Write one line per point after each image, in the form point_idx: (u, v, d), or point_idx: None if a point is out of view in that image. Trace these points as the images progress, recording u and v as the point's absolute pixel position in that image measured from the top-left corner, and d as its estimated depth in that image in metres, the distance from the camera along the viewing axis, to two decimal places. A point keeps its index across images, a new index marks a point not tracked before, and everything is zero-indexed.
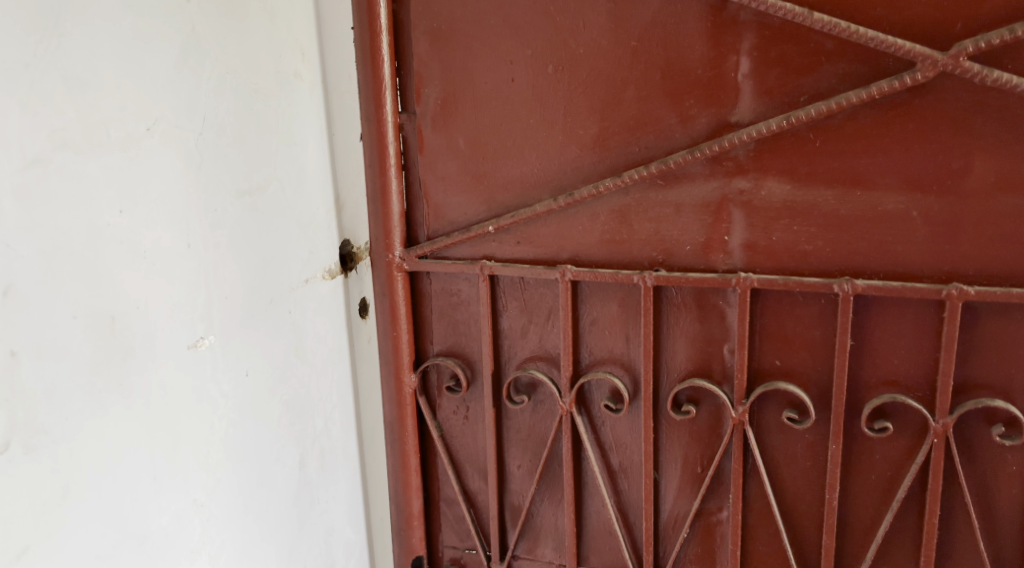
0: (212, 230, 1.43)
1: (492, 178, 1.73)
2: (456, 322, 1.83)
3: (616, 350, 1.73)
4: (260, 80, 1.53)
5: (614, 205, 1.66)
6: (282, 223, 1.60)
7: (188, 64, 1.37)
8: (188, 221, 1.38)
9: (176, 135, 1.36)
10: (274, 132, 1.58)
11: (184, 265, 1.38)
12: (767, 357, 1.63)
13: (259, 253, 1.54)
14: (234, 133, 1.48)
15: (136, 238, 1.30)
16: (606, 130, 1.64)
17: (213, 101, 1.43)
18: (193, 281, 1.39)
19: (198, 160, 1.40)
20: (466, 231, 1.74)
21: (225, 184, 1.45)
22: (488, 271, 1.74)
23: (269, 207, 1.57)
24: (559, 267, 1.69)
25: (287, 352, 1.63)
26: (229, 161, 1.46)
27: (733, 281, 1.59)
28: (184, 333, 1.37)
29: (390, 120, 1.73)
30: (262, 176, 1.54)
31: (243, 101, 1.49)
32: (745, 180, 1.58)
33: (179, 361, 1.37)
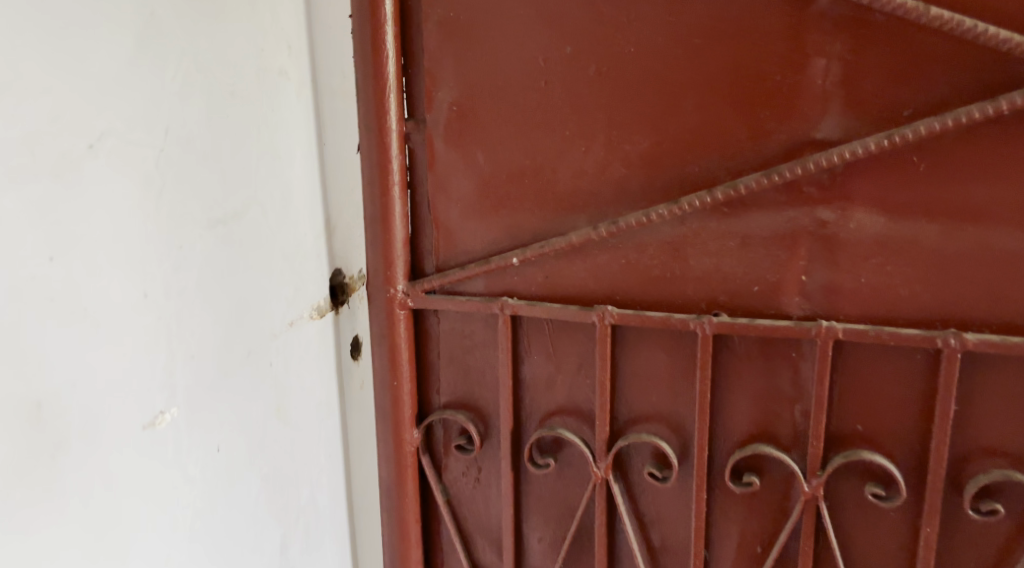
0: (177, 271, 1.12)
1: (515, 201, 1.43)
2: (467, 369, 1.53)
3: (661, 406, 1.45)
4: (237, 80, 1.23)
5: (666, 236, 1.38)
6: (263, 257, 1.30)
7: (144, 60, 1.07)
8: (143, 265, 1.07)
9: (129, 152, 1.05)
10: (254, 145, 1.27)
11: (142, 322, 1.07)
12: (846, 421, 1.38)
13: (235, 297, 1.24)
14: (205, 147, 1.17)
15: (72, 293, 0.99)
16: (659, 146, 1.35)
17: (178, 106, 1.12)
18: (150, 341, 1.08)
19: (158, 186, 1.09)
20: (484, 264, 1.44)
21: (195, 213, 1.15)
22: (509, 311, 1.45)
23: (246, 238, 1.26)
24: (596, 309, 1.41)
25: (269, 414, 1.33)
26: (198, 182, 1.16)
27: (813, 331, 1.33)
28: (138, 410, 1.07)
29: (395, 130, 1.42)
30: (238, 201, 1.24)
31: (215, 105, 1.19)
32: (829, 211, 1.31)
33: (130, 450, 1.06)
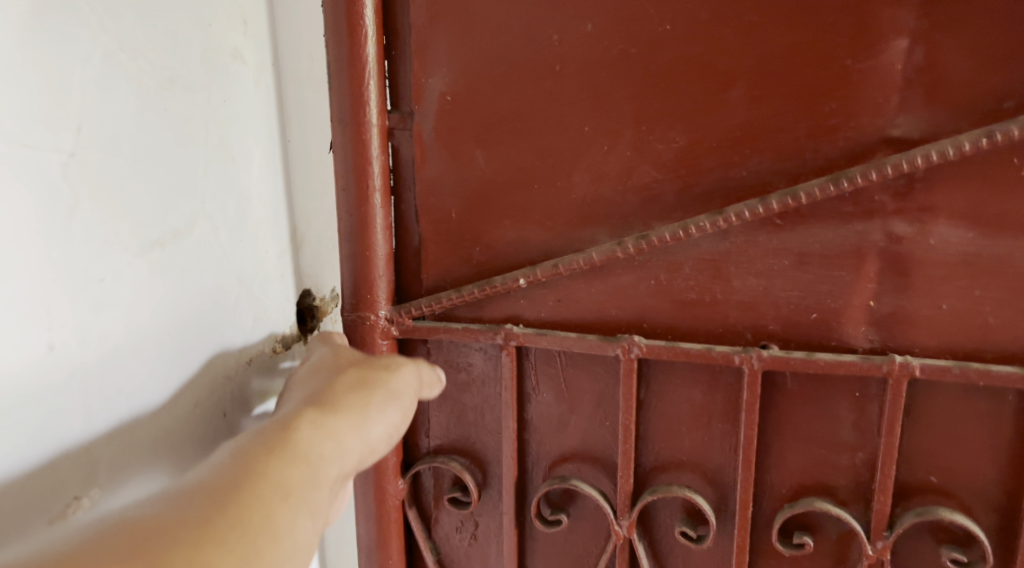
0: (98, 307, 0.95)
1: (522, 211, 1.18)
2: (462, 409, 1.29)
3: (696, 454, 1.21)
4: (176, 66, 1.03)
5: (705, 252, 1.15)
6: (215, 282, 1.10)
7: (47, 42, 0.89)
8: (50, 303, 0.90)
9: (30, 161, 0.88)
10: (203, 145, 1.07)
11: (51, 375, 0.91)
12: (917, 471, 1.16)
13: (176, 332, 1.04)
14: (134, 152, 0.98)
15: None
16: (698, 145, 1.12)
17: (94, 100, 0.94)
18: (63, 393, 0.92)
19: (69, 203, 0.92)
20: (484, 286, 1.19)
21: (121, 232, 0.97)
22: (514, 341, 1.21)
23: (191, 260, 1.06)
24: (621, 340, 1.17)
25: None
26: (123, 193, 0.97)
27: (885, 368, 1.10)
28: (43, 497, 0.91)
29: (376, 124, 1.17)
30: (180, 216, 1.04)
31: (146, 98, 0.99)
32: (906, 224, 1.09)
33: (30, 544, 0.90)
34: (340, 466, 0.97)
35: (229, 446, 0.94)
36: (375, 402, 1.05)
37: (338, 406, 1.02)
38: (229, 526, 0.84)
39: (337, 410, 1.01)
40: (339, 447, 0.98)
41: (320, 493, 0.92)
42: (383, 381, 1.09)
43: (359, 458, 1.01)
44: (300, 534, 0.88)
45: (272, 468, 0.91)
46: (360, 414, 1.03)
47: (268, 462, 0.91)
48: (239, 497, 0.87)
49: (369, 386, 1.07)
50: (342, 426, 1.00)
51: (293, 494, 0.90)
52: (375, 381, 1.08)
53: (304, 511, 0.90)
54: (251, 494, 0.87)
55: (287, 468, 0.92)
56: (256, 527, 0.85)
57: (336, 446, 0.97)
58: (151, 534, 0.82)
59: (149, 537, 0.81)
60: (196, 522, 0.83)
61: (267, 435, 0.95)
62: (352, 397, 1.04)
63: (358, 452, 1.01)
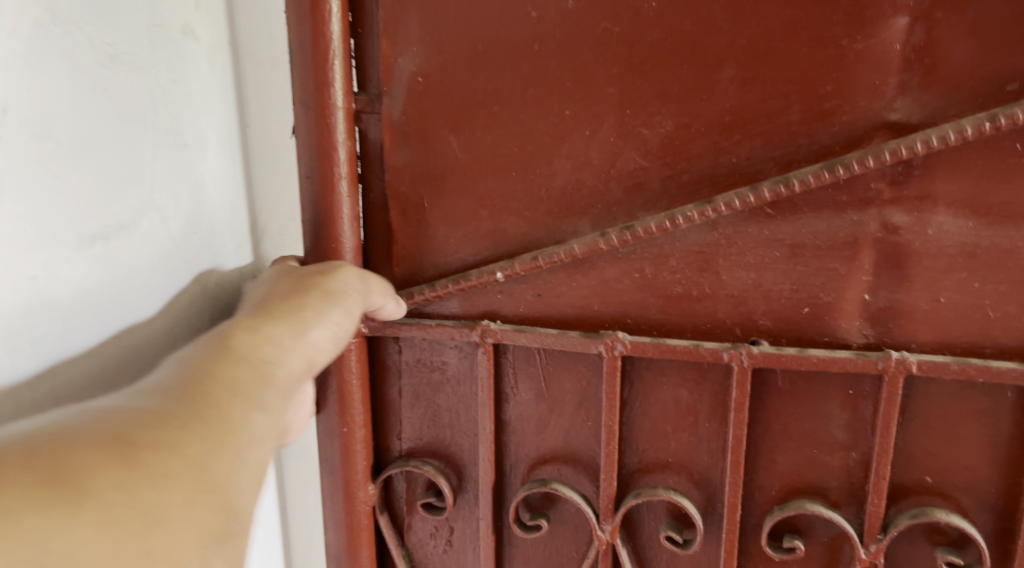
0: (34, 306, 0.89)
1: (499, 200, 1.12)
2: (436, 409, 1.22)
3: (681, 454, 1.16)
4: (120, 40, 0.96)
5: (692, 244, 1.09)
6: (166, 277, 1.03)
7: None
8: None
9: None
10: (151, 129, 1.00)
11: None
12: (912, 471, 1.12)
13: (121, 330, 0.98)
14: (70, 137, 0.92)
15: None
16: (685, 130, 1.06)
17: (23, 80, 0.87)
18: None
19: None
20: (459, 280, 1.13)
21: (56, 223, 0.91)
22: (491, 339, 1.14)
23: (139, 253, 0.99)
24: (604, 336, 1.11)
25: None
26: (57, 181, 0.91)
27: (881, 365, 1.05)
28: None
29: (341, 107, 1.09)
30: (125, 206, 0.97)
31: (84, 78, 0.92)
32: (904, 214, 1.04)
33: None
34: (289, 366, 0.97)
35: (174, 357, 0.91)
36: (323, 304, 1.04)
37: (284, 313, 1.01)
38: (186, 416, 0.83)
39: (284, 315, 1.00)
40: (282, 349, 0.97)
41: (270, 392, 0.91)
42: (330, 282, 1.06)
43: (304, 362, 1.00)
44: (258, 426, 0.87)
45: (221, 369, 0.89)
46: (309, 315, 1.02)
47: (215, 364, 0.89)
48: (191, 394, 0.85)
49: (314, 289, 1.04)
50: (288, 329, 0.99)
51: (243, 392, 0.89)
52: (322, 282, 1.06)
53: (259, 406, 0.89)
54: (202, 390, 0.86)
55: (235, 367, 0.91)
56: (213, 421, 0.84)
57: (276, 349, 0.97)
58: (110, 426, 0.79)
59: (108, 431, 0.79)
60: (156, 419, 0.81)
61: (209, 343, 0.93)
62: (300, 299, 1.03)
63: (307, 351, 1.00)
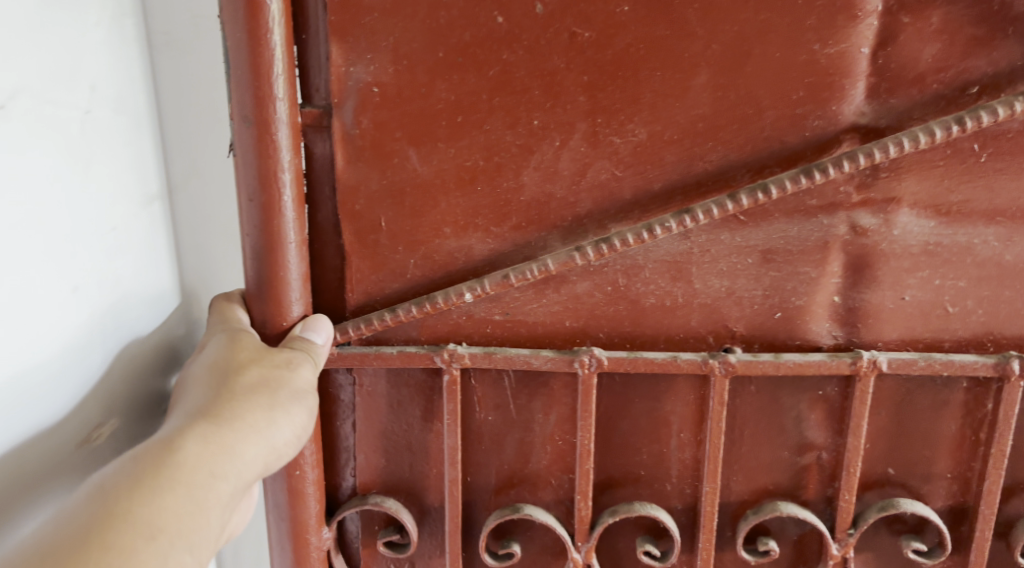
0: (101, 277, 0.99)
1: (464, 215, 1.05)
2: (396, 441, 1.14)
3: (654, 466, 1.14)
4: (172, 27, 1.06)
5: (666, 254, 1.07)
6: (209, 238, 1.13)
7: (61, 6, 0.93)
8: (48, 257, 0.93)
9: (47, 115, 0.92)
10: (196, 106, 1.09)
11: (71, 314, 0.96)
12: (877, 465, 1.14)
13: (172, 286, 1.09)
14: (140, 112, 1.05)
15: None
16: (658, 138, 1.02)
17: (106, 64, 0.99)
18: (79, 340, 0.97)
19: (84, 155, 0.96)
20: (425, 303, 1.06)
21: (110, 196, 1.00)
22: (459, 363, 1.08)
23: (192, 215, 1.12)
24: (579, 353, 1.07)
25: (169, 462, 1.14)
26: (114, 156, 1.01)
27: (854, 367, 1.07)
28: (73, 421, 0.98)
29: (286, 125, 0.99)
30: (180, 173, 1.10)
31: (155, 66, 1.07)
32: (871, 216, 1.05)
33: (61, 468, 0.97)
34: (232, 480, 0.93)
35: (105, 474, 0.87)
36: (276, 405, 0.99)
37: (231, 418, 0.95)
38: None
39: (231, 423, 0.95)
40: (233, 459, 0.93)
41: (202, 525, 0.88)
42: (282, 379, 1.00)
43: (259, 465, 0.97)
44: None
45: (143, 506, 0.85)
46: (259, 423, 0.97)
47: (138, 500, 0.85)
48: (101, 546, 0.81)
49: (272, 388, 0.99)
50: (234, 439, 0.94)
51: (164, 532, 0.85)
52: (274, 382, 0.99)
53: (182, 544, 0.86)
54: (115, 541, 0.82)
55: (160, 501, 0.86)
56: None
57: (225, 461, 0.93)
58: None
59: None
60: None
61: (140, 464, 0.88)
62: (250, 404, 0.97)
63: (255, 462, 0.96)
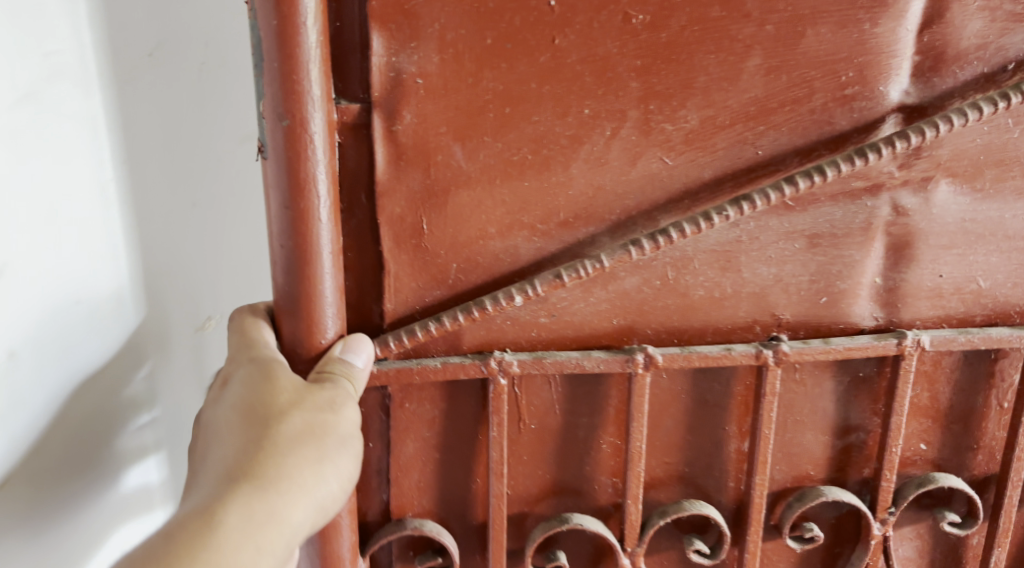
0: (215, 202, 1.06)
1: (511, 213, 0.98)
2: (434, 461, 1.05)
3: (701, 462, 1.11)
4: None
5: (716, 244, 1.03)
6: None
7: None
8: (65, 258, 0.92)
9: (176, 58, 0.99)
10: None
11: (192, 229, 1.05)
12: (912, 442, 1.15)
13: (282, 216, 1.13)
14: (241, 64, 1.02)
15: (137, 198, 0.99)
16: (710, 124, 0.99)
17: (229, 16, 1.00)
18: (199, 249, 1.06)
19: (204, 101, 1.02)
20: (474, 308, 0.98)
21: (157, 188, 1.01)
22: (508, 371, 1.01)
23: None
24: (634, 353, 1.02)
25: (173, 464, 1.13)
26: (183, 130, 1.01)
27: (898, 347, 1.07)
28: (188, 312, 1.08)
29: (319, 126, 0.89)
30: None
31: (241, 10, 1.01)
32: (913, 196, 1.05)
33: (182, 352, 1.09)
34: (278, 551, 0.84)
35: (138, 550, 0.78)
36: (324, 458, 0.89)
37: (277, 479, 0.86)
38: None
39: (277, 484, 0.86)
40: (279, 529, 0.84)
41: None
42: (330, 426, 0.90)
43: (308, 527, 0.88)
44: None
45: None
46: (307, 483, 0.88)
47: None
48: None
49: (320, 440, 0.89)
50: (281, 505, 0.85)
51: None
52: (322, 431, 0.89)
53: None
54: None
55: None
56: None
57: (272, 532, 0.84)
58: None
59: None
60: None
61: (177, 542, 0.79)
62: (296, 459, 0.88)
63: (302, 526, 0.87)
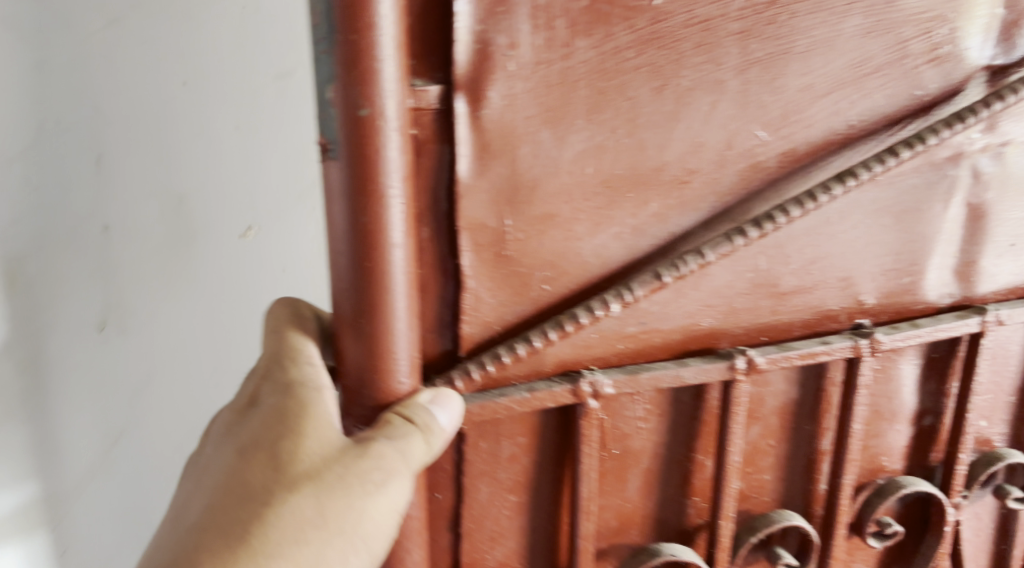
0: (263, 123, 1.10)
1: (603, 209, 0.84)
2: (512, 505, 0.90)
3: (784, 467, 1.01)
4: None
5: (808, 227, 0.92)
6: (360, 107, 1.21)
7: None
8: (99, 174, 0.93)
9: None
10: None
11: (232, 141, 1.07)
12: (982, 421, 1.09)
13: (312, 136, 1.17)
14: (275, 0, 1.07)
15: (186, 113, 1.02)
16: (808, 92, 0.88)
17: None
18: (246, 157, 1.09)
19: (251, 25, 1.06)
20: (567, 323, 0.84)
21: (207, 103, 1.04)
22: (600, 392, 0.86)
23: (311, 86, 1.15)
24: (732, 357, 0.90)
25: (166, 426, 1.06)
26: (218, 48, 1.04)
27: (979, 324, 1.01)
28: (224, 221, 1.09)
29: (396, 127, 0.72)
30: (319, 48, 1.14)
31: None
32: (991, 163, 0.98)
33: (224, 256, 1.10)
34: None
35: None
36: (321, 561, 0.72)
37: None
38: None
39: None
40: None
41: None
42: (342, 515, 0.73)
43: None
44: None
45: None
46: None
47: None
48: None
49: (324, 536, 0.72)
50: None
51: None
52: (333, 522, 0.72)
53: None
54: None
55: None
56: None
57: None
58: None
59: None
60: None
61: None
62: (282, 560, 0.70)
63: None
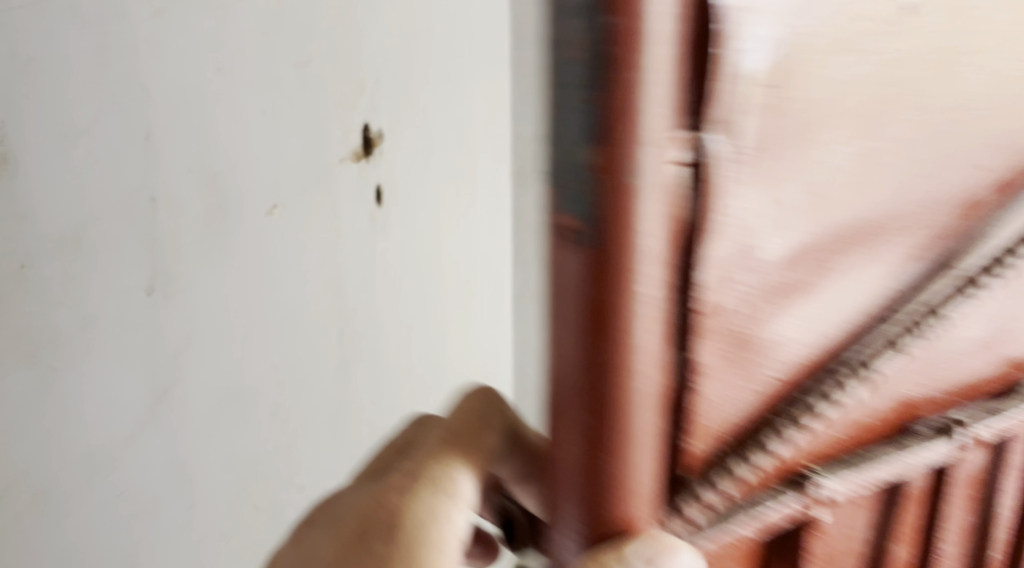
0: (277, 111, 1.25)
1: (822, 333, 0.84)
2: None
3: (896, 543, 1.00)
4: None
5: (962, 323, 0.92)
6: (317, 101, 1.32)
7: None
8: (140, 153, 1.04)
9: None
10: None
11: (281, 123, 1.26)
12: None
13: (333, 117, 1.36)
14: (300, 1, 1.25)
15: (239, 104, 1.18)
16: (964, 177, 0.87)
17: None
18: (264, 142, 1.24)
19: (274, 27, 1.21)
20: (798, 421, 0.84)
21: (221, 93, 1.14)
22: (816, 494, 0.87)
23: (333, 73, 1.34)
24: (938, 439, 0.94)
25: (143, 456, 1.09)
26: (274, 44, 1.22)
27: None
28: (263, 197, 1.25)
29: (655, 195, 0.68)
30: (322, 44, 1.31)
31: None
32: None
33: (259, 230, 1.25)
34: None
35: None
36: None
37: None
38: None
39: None
40: None
41: None
42: None
43: None
44: None
45: None
46: None
47: None
48: None
49: None
50: None
51: None
52: None
53: None
54: None
55: None
56: None
57: None
58: None
59: None
60: None
61: None
62: None
63: None
